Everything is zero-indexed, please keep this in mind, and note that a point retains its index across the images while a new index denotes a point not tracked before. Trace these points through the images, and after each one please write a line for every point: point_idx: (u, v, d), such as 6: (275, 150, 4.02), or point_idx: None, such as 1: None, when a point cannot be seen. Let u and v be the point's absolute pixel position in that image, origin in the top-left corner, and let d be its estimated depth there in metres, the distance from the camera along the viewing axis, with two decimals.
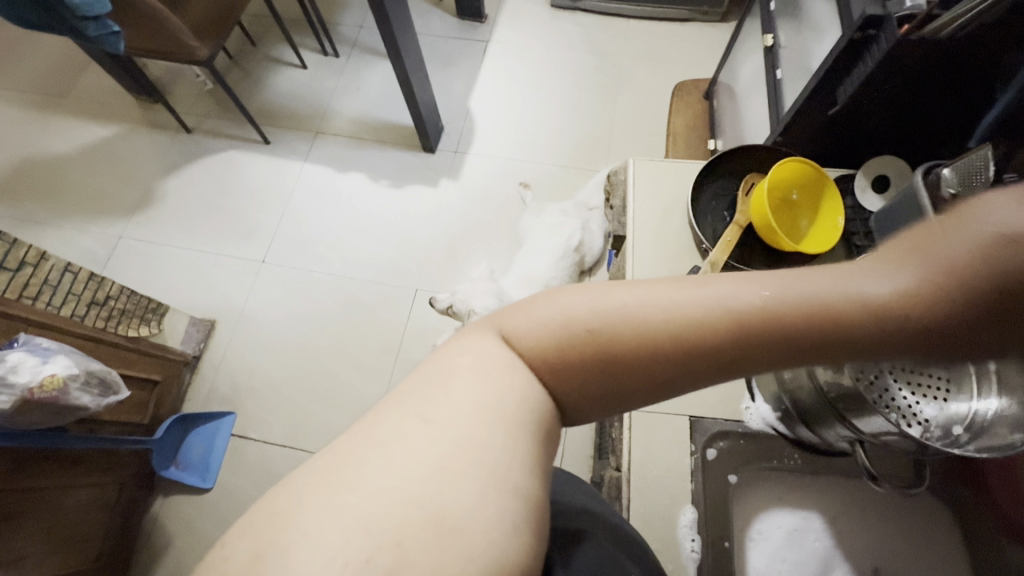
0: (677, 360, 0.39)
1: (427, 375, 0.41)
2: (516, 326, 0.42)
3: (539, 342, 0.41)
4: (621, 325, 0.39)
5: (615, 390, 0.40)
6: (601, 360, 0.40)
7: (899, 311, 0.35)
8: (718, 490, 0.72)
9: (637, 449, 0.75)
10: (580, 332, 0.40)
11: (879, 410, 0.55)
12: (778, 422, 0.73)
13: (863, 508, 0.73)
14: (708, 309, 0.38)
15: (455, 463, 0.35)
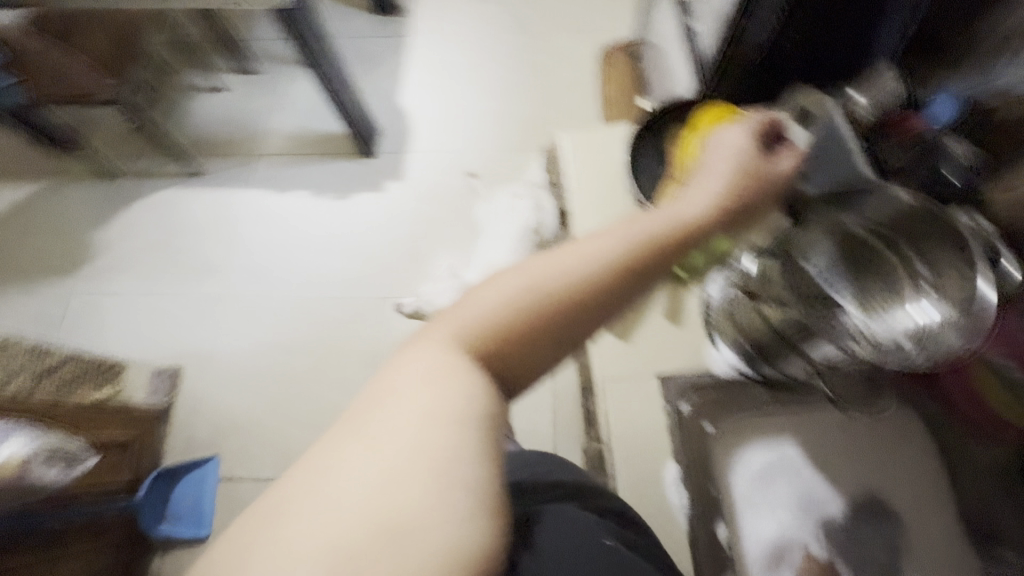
0: (606, 293, 0.41)
1: (376, 394, 0.39)
2: (470, 315, 0.41)
3: (492, 319, 0.41)
4: (561, 271, 0.41)
5: (550, 346, 0.41)
6: (547, 313, 0.41)
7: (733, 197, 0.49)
8: (696, 441, 0.74)
9: (616, 418, 0.80)
10: (527, 290, 0.41)
11: (831, 337, 0.60)
12: (744, 366, 0.75)
13: (838, 432, 0.72)
14: (623, 237, 0.43)
15: (402, 468, 0.35)
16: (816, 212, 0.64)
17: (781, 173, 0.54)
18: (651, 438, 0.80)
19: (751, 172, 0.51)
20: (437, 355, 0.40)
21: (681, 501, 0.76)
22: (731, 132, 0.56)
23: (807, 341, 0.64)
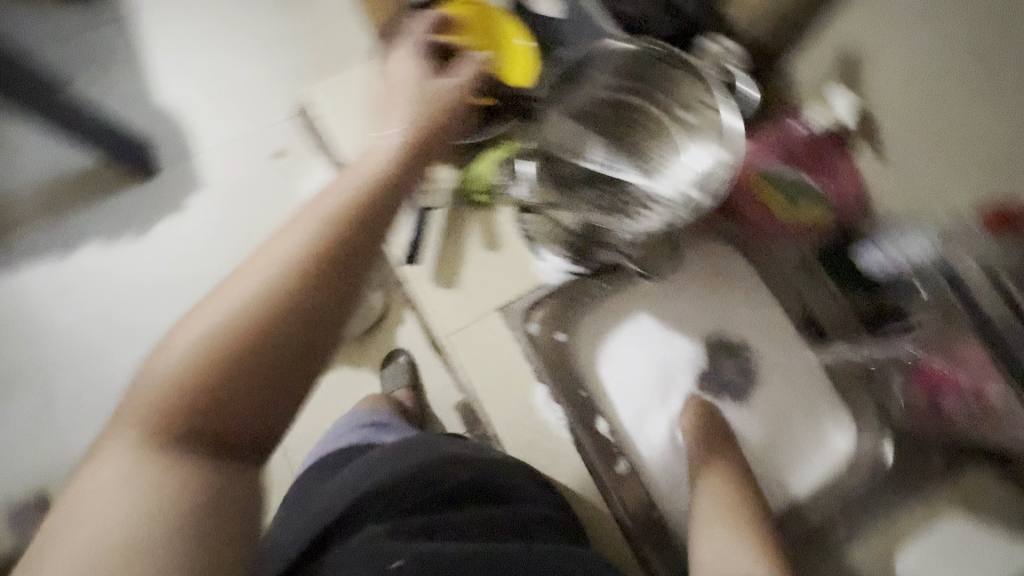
0: (341, 275, 0.37)
1: (67, 506, 0.32)
2: (164, 360, 0.34)
3: (196, 361, 0.33)
4: (262, 274, 0.35)
5: (296, 358, 0.35)
6: (255, 339, 0.34)
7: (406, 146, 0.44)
8: (554, 354, 0.73)
9: (468, 366, 0.75)
10: (229, 316, 0.34)
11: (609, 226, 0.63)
12: (574, 265, 0.71)
13: (676, 284, 0.76)
14: (316, 220, 0.37)
15: (135, 543, 0.30)
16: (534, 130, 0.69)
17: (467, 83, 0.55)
18: (508, 374, 0.74)
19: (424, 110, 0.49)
20: (174, 370, 0.33)
21: (559, 422, 0.71)
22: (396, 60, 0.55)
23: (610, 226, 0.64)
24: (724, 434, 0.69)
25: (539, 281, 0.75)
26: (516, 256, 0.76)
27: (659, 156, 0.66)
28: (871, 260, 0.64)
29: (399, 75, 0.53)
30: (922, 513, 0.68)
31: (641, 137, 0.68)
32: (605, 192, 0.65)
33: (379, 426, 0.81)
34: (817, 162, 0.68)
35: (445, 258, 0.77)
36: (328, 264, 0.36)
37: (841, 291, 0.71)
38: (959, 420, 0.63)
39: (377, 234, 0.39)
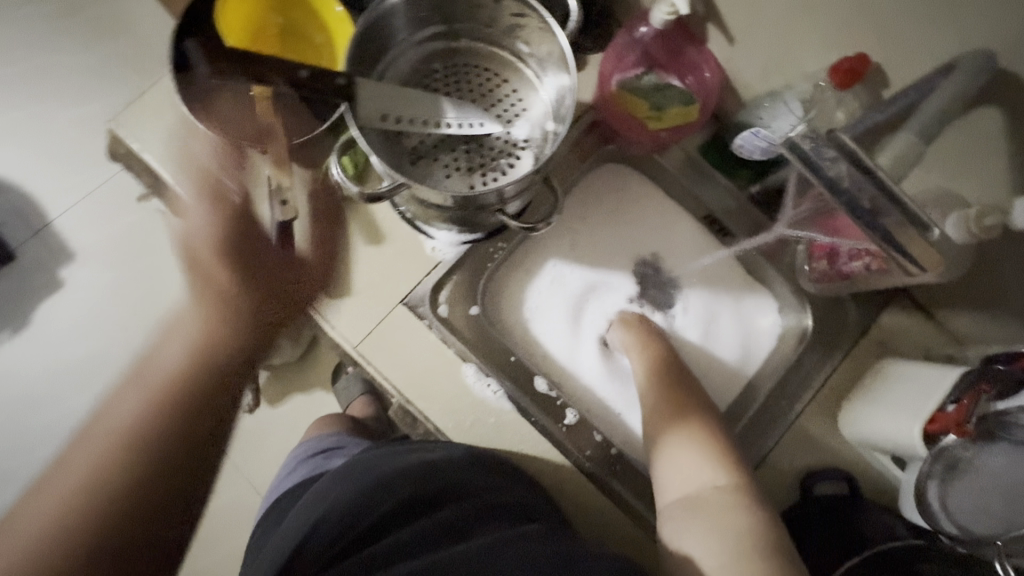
0: (199, 417, 0.45)
1: None
2: (50, 481, 0.43)
3: (64, 502, 0.42)
4: (108, 433, 0.44)
5: (168, 464, 0.44)
6: (120, 462, 0.43)
7: (221, 348, 0.46)
8: (475, 330, 0.69)
9: (389, 373, 0.68)
10: (98, 442, 0.43)
11: (487, 204, 0.55)
12: (464, 237, 0.66)
13: (579, 217, 0.74)
14: (160, 369, 0.45)
15: None
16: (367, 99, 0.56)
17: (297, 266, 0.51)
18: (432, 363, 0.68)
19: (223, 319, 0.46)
20: (39, 524, 0.42)
21: (497, 393, 0.68)
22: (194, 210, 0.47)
23: (491, 179, 0.56)
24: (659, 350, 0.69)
25: (434, 262, 0.70)
26: (402, 241, 0.70)
27: (504, 91, 0.59)
28: (749, 146, 0.65)
29: (199, 226, 0.46)
30: (853, 370, 0.70)
31: (479, 74, 0.59)
32: (464, 147, 0.57)
33: (329, 452, 0.76)
34: (671, 57, 0.66)
35: (327, 268, 0.68)
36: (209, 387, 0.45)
37: (732, 179, 0.73)
38: (857, 275, 0.63)
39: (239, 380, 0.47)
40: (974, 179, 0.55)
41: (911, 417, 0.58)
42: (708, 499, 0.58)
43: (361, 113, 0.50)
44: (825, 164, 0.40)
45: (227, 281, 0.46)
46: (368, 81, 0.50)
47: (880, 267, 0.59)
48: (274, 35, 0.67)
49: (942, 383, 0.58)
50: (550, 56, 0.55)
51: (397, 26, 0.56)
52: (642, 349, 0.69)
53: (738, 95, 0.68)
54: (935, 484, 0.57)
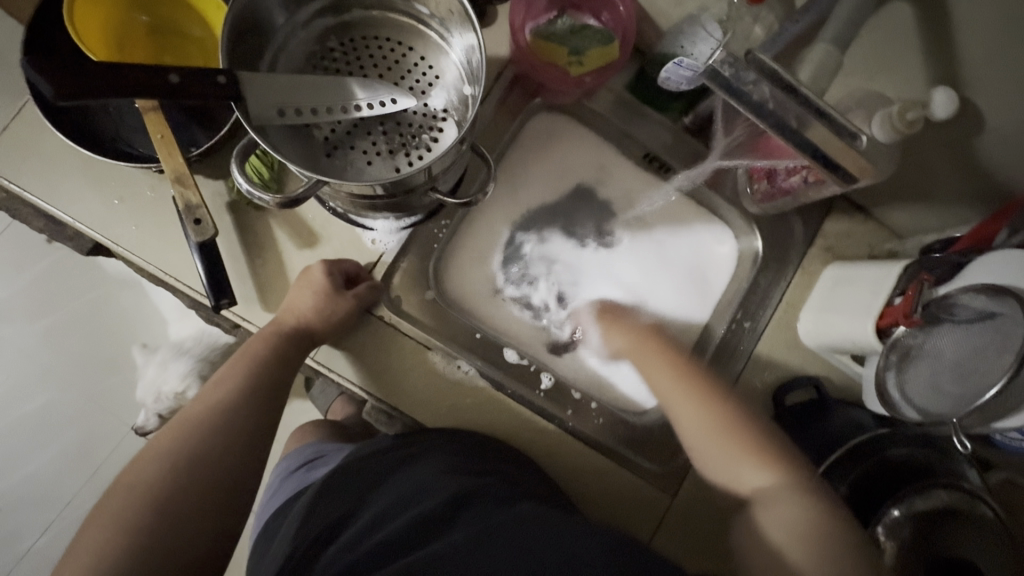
0: (217, 436, 0.55)
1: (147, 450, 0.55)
2: (140, 456, 0.55)
3: (142, 465, 0.53)
4: (181, 420, 0.57)
5: (178, 476, 0.52)
6: (193, 423, 0.56)
7: (314, 319, 0.61)
8: (436, 313, 0.67)
9: (354, 375, 0.66)
10: (173, 428, 0.56)
11: (417, 189, 0.52)
12: (404, 221, 0.64)
13: (518, 181, 0.72)
14: (224, 370, 0.60)
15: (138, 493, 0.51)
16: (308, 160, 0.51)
17: (342, 296, 0.61)
18: (396, 355, 0.66)
19: (314, 309, 0.60)
20: (142, 463, 0.53)
21: (469, 372, 0.67)
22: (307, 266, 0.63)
23: (417, 158, 0.53)
24: (656, 345, 0.63)
25: (376, 256, 0.67)
26: (340, 239, 0.66)
27: (412, 60, 0.54)
28: (675, 78, 0.62)
29: (311, 275, 0.62)
30: (807, 283, 0.72)
31: (382, 45, 0.54)
32: (380, 128, 0.53)
33: (309, 465, 0.74)
34: None
35: (266, 281, 0.64)
36: (272, 376, 0.60)
37: (663, 114, 0.71)
38: (797, 188, 0.63)
39: (266, 367, 0.60)
40: (893, 76, 0.55)
41: (866, 316, 0.62)
42: (767, 497, 0.54)
43: (255, 111, 0.46)
44: (746, 89, 0.39)
45: (315, 311, 0.60)
46: (254, 74, 0.46)
47: (816, 179, 0.59)
48: (142, 39, 0.59)
49: (888, 280, 0.60)
50: (450, 13, 0.51)
51: (277, 6, 0.50)
52: (634, 344, 0.64)
53: (657, 26, 0.66)
54: (892, 373, 0.60)
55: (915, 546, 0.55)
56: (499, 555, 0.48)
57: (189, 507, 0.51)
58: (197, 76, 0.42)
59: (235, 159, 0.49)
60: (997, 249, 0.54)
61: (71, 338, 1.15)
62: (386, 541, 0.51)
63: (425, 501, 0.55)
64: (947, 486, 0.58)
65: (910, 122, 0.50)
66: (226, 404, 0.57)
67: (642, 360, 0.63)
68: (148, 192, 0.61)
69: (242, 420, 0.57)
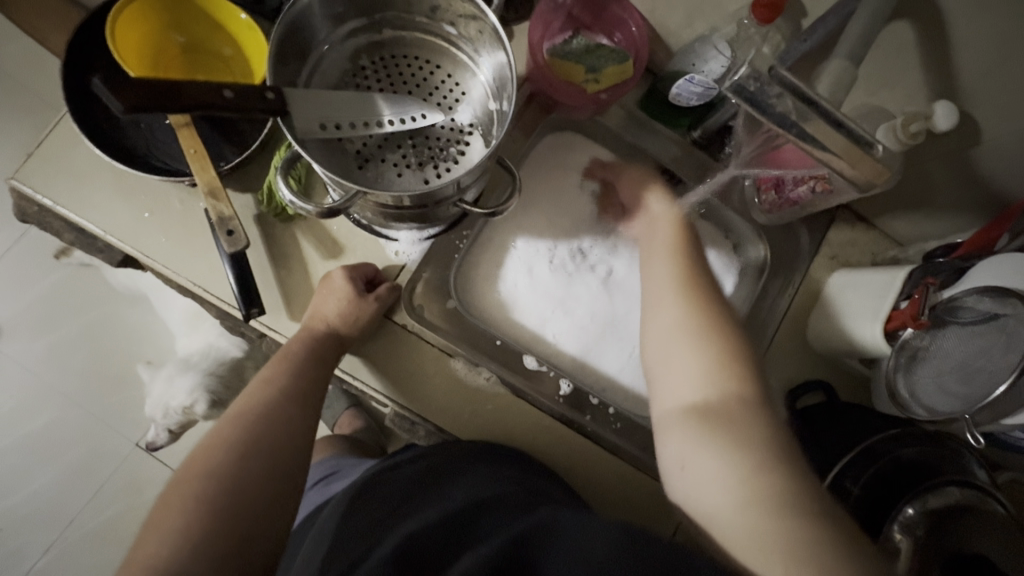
0: (275, 422, 0.54)
1: (204, 441, 0.52)
2: (195, 449, 0.52)
3: (203, 453, 0.50)
4: (235, 411, 0.55)
5: (245, 461, 0.50)
6: (250, 412, 0.54)
7: (344, 323, 0.62)
8: (457, 321, 0.69)
9: (376, 383, 0.67)
10: (228, 419, 0.54)
11: (443, 199, 0.54)
12: (427, 232, 0.66)
13: (533, 192, 0.74)
14: (266, 367, 0.60)
15: (204, 477, 0.48)
16: (334, 159, 0.53)
17: (370, 301, 0.63)
18: (418, 363, 0.67)
19: (343, 315, 0.61)
20: (200, 451, 0.50)
21: (491, 378, 0.68)
22: (330, 272, 0.64)
23: (445, 170, 0.55)
24: (688, 247, 0.64)
25: (399, 266, 0.69)
26: (364, 250, 0.67)
27: (439, 77, 0.57)
28: (686, 93, 0.66)
29: (335, 283, 0.63)
30: (814, 289, 0.74)
31: (411, 64, 0.57)
32: (410, 142, 0.55)
33: (329, 478, 0.75)
34: (595, 17, 0.68)
35: (292, 291, 0.65)
36: (318, 370, 0.60)
37: (673, 129, 0.75)
38: (805, 198, 0.65)
39: (309, 362, 0.60)
40: (895, 90, 0.58)
41: (872, 320, 0.64)
42: (738, 411, 0.51)
43: (297, 124, 0.48)
44: (769, 102, 0.41)
45: (344, 317, 0.61)
46: (296, 91, 0.48)
47: (824, 188, 0.62)
48: (176, 57, 0.62)
49: (894, 284, 0.63)
50: (478, 34, 0.54)
51: (316, 27, 0.53)
52: (674, 234, 0.65)
53: (667, 46, 0.69)
54: (901, 375, 0.63)
55: (929, 544, 0.57)
56: (556, 542, 0.48)
57: (257, 492, 0.48)
58: (246, 92, 0.44)
59: (277, 171, 0.51)
60: (997, 254, 0.56)
61: (77, 354, 1.15)
62: (428, 532, 0.51)
63: (473, 497, 0.56)
64: (959, 483, 0.60)
65: (912, 133, 0.54)
66: (277, 398, 0.56)
67: (663, 255, 0.64)
68: (178, 205, 0.63)
69: (300, 412, 0.56)
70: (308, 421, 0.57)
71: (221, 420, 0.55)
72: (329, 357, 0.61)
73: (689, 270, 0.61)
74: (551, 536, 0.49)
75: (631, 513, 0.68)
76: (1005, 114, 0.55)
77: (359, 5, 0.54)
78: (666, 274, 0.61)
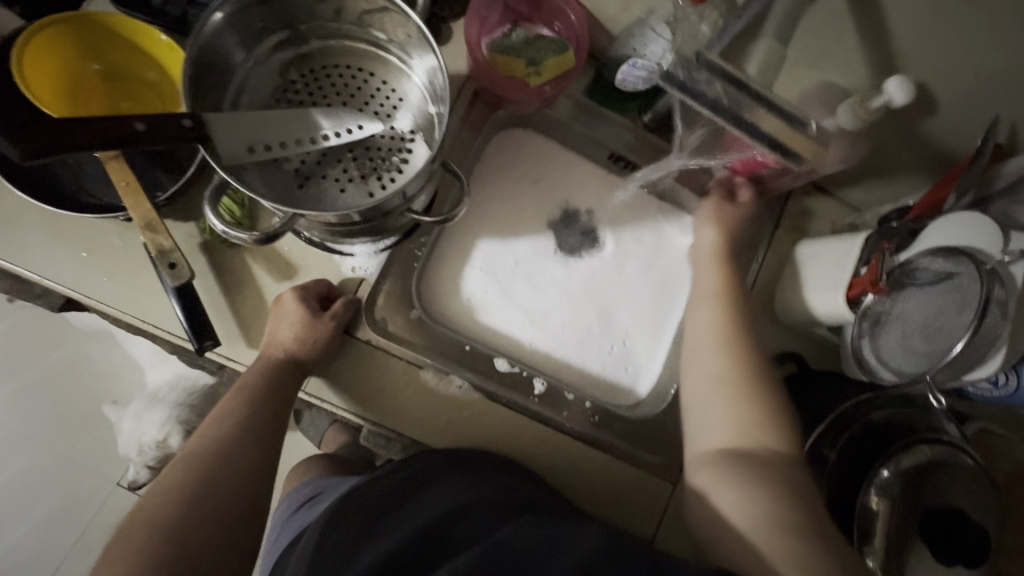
0: (229, 462, 0.55)
1: (157, 483, 0.53)
2: (148, 490, 0.52)
3: (154, 497, 0.51)
4: (190, 448, 0.56)
5: (192, 509, 0.51)
6: (203, 451, 0.55)
7: (301, 347, 0.60)
8: (423, 331, 0.67)
9: (346, 402, 0.65)
10: (183, 457, 0.55)
11: (394, 211, 0.53)
12: (383, 241, 0.65)
13: (489, 192, 0.73)
14: (224, 397, 0.58)
15: (149, 527, 0.49)
16: (271, 184, 0.51)
17: (326, 321, 0.61)
18: (387, 378, 0.66)
19: (299, 339, 0.59)
20: (151, 495, 0.51)
21: (463, 387, 0.67)
22: (284, 294, 0.62)
23: (389, 181, 0.53)
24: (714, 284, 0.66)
25: (357, 281, 0.67)
26: (318, 268, 0.65)
27: (374, 85, 0.55)
28: (632, 79, 0.64)
29: (290, 304, 0.61)
30: (778, 263, 0.75)
31: (343, 73, 0.55)
32: (350, 155, 0.53)
33: (311, 502, 0.73)
34: (533, 8, 0.67)
35: (249, 318, 0.63)
36: (279, 398, 0.59)
37: (624, 115, 0.74)
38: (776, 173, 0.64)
39: (268, 391, 0.59)
40: (834, 59, 0.58)
41: (834, 288, 0.65)
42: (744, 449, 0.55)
43: (222, 150, 0.46)
44: (698, 87, 0.40)
45: (300, 342, 0.60)
46: (218, 115, 0.46)
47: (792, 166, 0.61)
48: (98, 86, 0.59)
49: (853, 250, 0.64)
50: (407, 37, 0.52)
51: (234, 47, 0.50)
52: (717, 278, 0.67)
53: (607, 31, 0.68)
54: (867, 340, 0.62)
55: (905, 500, 0.60)
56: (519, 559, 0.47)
57: (202, 539, 0.50)
58: (162, 123, 0.43)
59: (207, 203, 0.50)
60: (950, 214, 0.57)
61: (44, 399, 1.11)
62: (395, 551, 0.51)
63: (446, 514, 0.55)
64: (930, 441, 0.61)
65: (871, 109, 0.53)
66: (233, 433, 0.56)
67: (705, 300, 0.66)
68: (117, 242, 0.60)
69: (255, 448, 0.57)
70: (262, 459, 0.57)
71: (175, 456, 0.56)
72: (289, 385, 0.60)
73: (727, 316, 0.64)
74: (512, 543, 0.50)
75: (617, 504, 0.68)
76: (940, 74, 0.56)
77: (278, 16, 0.51)
78: (708, 320, 0.64)
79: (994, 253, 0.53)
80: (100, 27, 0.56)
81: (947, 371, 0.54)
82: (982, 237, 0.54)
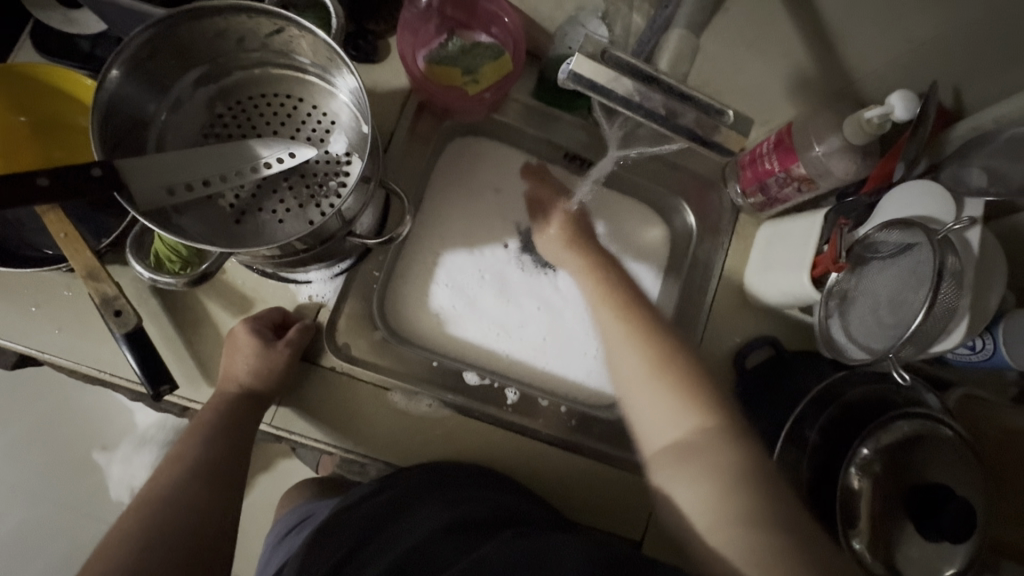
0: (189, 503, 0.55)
1: (118, 527, 0.53)
2: (105, 538, 0.53)
3: (111, 544, 0.52)
4: (149, 491, 0.56)
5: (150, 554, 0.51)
6: (161, 492, 0.56)
7: (258, 379, 0.59)
8: (386, 350, 0.66)
9: (314, 431, 0.64)
10: (142, 500, 0.56)
11: (337, 235, 0.52)
12: (336, 264, 0.64)
13: (446, 202, 0.72)
14: (184, 436, 0.59)
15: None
16: (203, 222, 0.51)
17: (281, 351, 0.60)
18: (352, 403, 0.64)
19: (254, 371, 0.59)
20: (109, 540, 0.52)
21: (434, 405, 0.66)
22: (237, 326, 0.62)
23: (329, 206, 0.52)
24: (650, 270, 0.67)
25: (316, 307, 0.66)
26: (274, 298, 0.65)
27: (305, 111, 0.54)
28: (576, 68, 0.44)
29: (244, 337, 0.60)
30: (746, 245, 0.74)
31: (271, 102, 0.54)
32: (286, 183, 0.52)
33: (298, 527, 0.73)
34: (469, 15, 0.66)
35: (206, 355, 0.62)
36: (240, 429, 0.59)
37: (575, 113, 0.73)
38: (767, 176, 0.64)
39: (228, 426, 0.59)
40: None
41: (799, 269, 0.63)
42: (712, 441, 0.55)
43: (139, 196, 0.46)
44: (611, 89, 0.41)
45: (256, 375, 0.59)
46: (133, 160, 0.46)
47: (792, 172, 0.61)
48: (28, 138, 0.58)
49: (813, 229, 0.62)
50: (326, 59, 0.51)
51: (146, 95, 0.50)
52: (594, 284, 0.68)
53: (545, 30, 0.68)
54: (836, 320, 0.60)
55: (885, 478, 0.59)
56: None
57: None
58: (67, 178, 0.43)
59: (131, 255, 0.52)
60: (902, 184, 0.56)
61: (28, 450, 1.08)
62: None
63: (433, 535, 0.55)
64: (905, 416, 0.60)
65: (873, 124, 0.56)
66: (193, 472, 0.57)
67: None
68: (66, 293, 0.59)
69: (213, 486, 0.57)
70: (222, 495, 0.58)
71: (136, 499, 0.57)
72: (249, 418, 0.60)
73: None
74: (491, 567, 0.49)
75: (606, 504, 0.67)
76: None
77: (192, 54, 0.51)
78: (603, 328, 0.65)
79: (948, 221, 0.52)
80: (23, 77, 0.55)
81: (912, 346, 0.53)
82: (935, 205, 0.53)
